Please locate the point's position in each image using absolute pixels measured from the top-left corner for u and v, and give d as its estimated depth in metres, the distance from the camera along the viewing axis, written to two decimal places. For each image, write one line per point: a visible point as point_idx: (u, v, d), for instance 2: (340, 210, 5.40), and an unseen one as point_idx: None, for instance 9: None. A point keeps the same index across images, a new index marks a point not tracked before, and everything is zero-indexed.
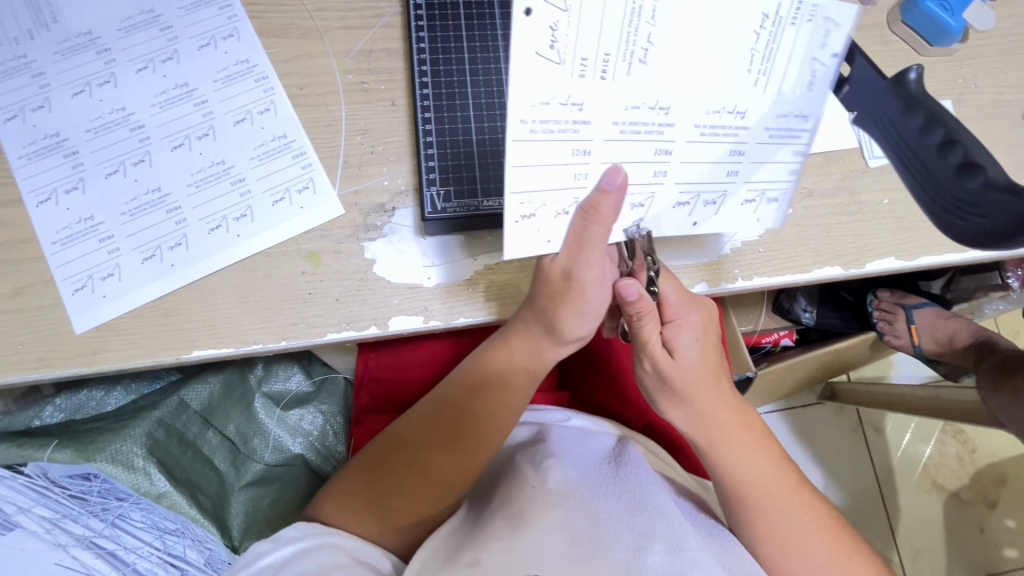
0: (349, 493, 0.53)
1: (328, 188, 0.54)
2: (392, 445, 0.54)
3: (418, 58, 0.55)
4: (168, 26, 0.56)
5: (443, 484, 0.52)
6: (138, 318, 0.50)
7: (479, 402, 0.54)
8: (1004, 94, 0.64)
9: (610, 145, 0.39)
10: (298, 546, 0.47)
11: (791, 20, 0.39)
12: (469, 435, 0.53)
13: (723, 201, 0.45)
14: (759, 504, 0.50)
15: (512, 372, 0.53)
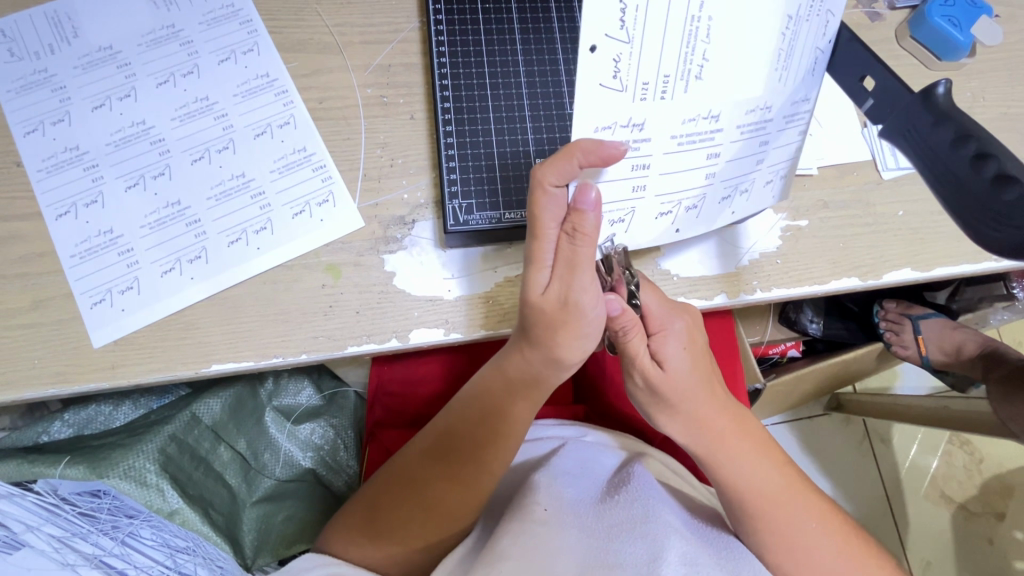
0: (362, 526, 0.52)
1: (348, 201, 0.54)
2: (396, 479, 0.52)
3: (438, 73, 0.56)
4: (189, 40, 0.57)
5: (445, 517, 0.51)
6: (157, 332, 0.49)
7: (475, 434, 0.51)
8: (1014, 107, 0.65)
9: (668, 157, 0.41)
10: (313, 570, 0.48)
11: (807, 18, 0.40)
12: (472, 465, 0.51)
13: (753, 187, 0.46)
14: (769, 515, 0.49)
15: (514, 399, 0.50)
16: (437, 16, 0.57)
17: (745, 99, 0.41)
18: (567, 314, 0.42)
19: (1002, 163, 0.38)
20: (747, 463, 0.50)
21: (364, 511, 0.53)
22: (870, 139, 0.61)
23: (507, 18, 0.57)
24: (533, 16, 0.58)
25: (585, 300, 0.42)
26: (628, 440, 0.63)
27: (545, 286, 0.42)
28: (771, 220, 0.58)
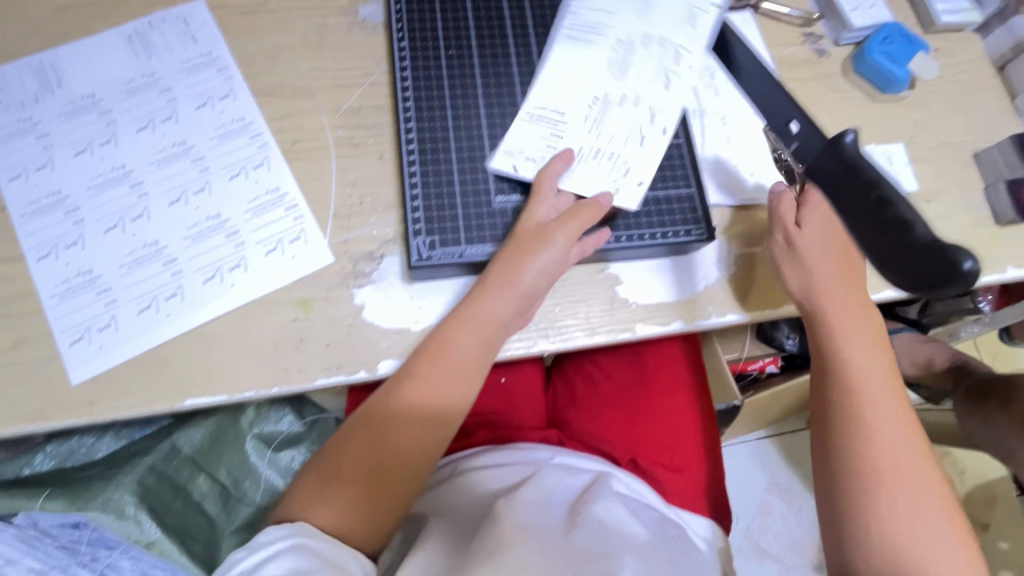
0: (321, 487, 0.52)
1: (319, 238, 0.57)
2: (354, 433, 0.53)
3: (404, 117, 0.59)
4: (168, 87, 0.60)
5: (408, 463, 0.53)
6: (135, 367, 0.52)
7: (436, 381, 0.52)
8: (952, 137, 0.69)
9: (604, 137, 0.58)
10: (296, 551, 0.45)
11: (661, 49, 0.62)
12: (434, 406, 0.53)
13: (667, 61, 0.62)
14: (888, 446, 0.52)
15: (470, 338, 0.53)
16: (403, 65, 0.61)
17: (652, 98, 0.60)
18: (525, 249, 0.53)
19: None
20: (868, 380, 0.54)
21: (321, 473, 0.53)
22: None
23: (469, 64, 0.61)
24: (494, 60, 0.61)
25: (557, 229, 0.53)
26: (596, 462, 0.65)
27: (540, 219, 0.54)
28: (725, 248, 0.61)
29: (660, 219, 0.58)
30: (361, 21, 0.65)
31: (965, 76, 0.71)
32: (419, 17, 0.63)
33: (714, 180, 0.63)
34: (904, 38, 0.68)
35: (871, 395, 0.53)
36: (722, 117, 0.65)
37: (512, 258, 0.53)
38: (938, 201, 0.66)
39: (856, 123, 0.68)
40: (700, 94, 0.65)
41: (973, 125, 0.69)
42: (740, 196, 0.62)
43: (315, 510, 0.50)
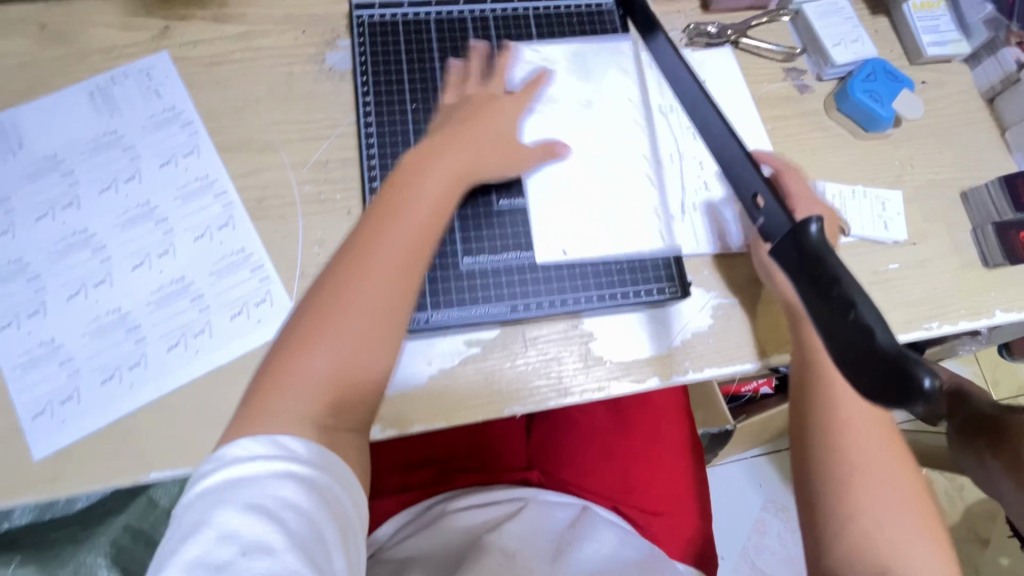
0: (279, 362, 0.45)
1: (285, 300, 0.56)
2: (291, 340, 0.45)
3: (368, 176, 0.59)
4: (131, 146, 0.59)
5: (364, 357, 0.46)
6: (98, 441, 0.51)
7: (375, 221, 0.49)
8: (940, 174, 0.67)
9: (620, 190, 0.61)
10: (231, 498, 0.37)
11: (603, 84, 0.64)
12: (371, 243, 0.48)
13: (620, 96, 0.64)
14: (863, 488, 0.53)
15: (440, 169, 0.53)
16: (368, 122, 0.61)
17: (634, 137, 0.63)
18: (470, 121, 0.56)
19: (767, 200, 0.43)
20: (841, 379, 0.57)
21: (266, 379, 0.44)
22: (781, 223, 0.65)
23: (436, 123, 0.62)
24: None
25: (514, 104, 0.59)
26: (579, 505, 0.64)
27: (495, 92, 0.60)
28: (700, 300, 0.60)
29: (632, 277, 0.58)
30: (328, 69, 0.63)
31: (953, 109, 0.69)
32: (384, 71, 0.62)
33: (692, 232, 0.61)
34: (887, 76, 0.66)
35: (842, 414, 0.55)
36: (699, 162, 0.64)
37: (482, 118, 0.57)
38: (925, 243, 0.64)
39: (840, 162, 0.66)
40: (672, 138, 0.64)
41: (961, 161, 0.67)
42: (718, 246, 0.61)
43: (262, 433, 0.41)
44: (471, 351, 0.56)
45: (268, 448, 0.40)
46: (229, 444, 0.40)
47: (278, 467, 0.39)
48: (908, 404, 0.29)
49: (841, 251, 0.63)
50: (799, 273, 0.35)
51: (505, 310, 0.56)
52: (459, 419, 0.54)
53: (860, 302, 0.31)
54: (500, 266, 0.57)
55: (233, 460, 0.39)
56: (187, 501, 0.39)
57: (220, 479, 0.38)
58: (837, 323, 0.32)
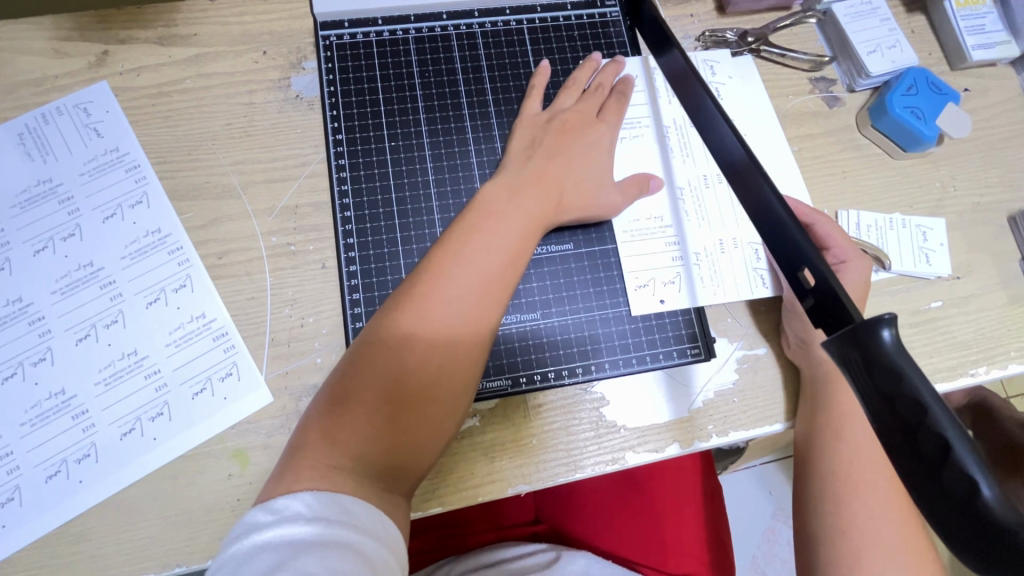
0: (338, 400, 0.39)
1: (254, 372, 0.49)
2: (352, 373, 0.39)
3: (343, 231, 0.52)
4: (69, 196, 0.51)
5: (431, 403, 0.40)
6: (44, 549, 0.44)
7: (459, 240, 0.44)
8: (986, 196, 0.60)
9: (685, 213, 0.55)
10: (295, 556, 0.31)
11: (645, 94, 0.58)
12: (453, 270, 0.42)
13: (663, 106, 0.58)
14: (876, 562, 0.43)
15: (528, 193, 0.48)
16: (340, 161, 0.54)
17: (684, 153, 0.57)
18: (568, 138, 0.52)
19: (813, 265, 0.34)
20: (853, 442, 0.47)
21: (323, 417, 0.38)
22: None
23: (419, 158, 0.54)
24: (448, 151, 0.55)
25: (601, 126, 0.54)
26: (591, 561, 0.57)
27: (569, 106, 0.55)
28: (723, 356, 0.53)
29: (649, 338, 0.52)
30: (295, 96, 0.55)
31: (999, 120, 0.62)
32: (358, 107, 0.55)
33: (716, 280, 0.54)
34: (930, 87, 0.58)
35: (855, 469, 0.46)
36: (728, 197, 0.56)
37: (573, 143, 0.52)
38: (971, 276, 0.57)
39: (875, 186, 0.59)
40: (687, 170, 0.56)
41: (1008, 180, 0.60)
42: (746, 294, 0.53)
43: (307, 483, 0.35)
44: (468, 423, 0.49)
45: (330, 509, 0.34)
46: (287, 495, 0.34)
47: (342, 526, 0.33)
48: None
49: (879, 289, 0.56)
50: (867, 394, 0.28)
51: (506, 385, 0.50)
52: (454, 504, 0.47)
53: (958, 449, 0.25)
54: (500, 332, 0.51)
55: (293, 517, 0.33)
56: (230, 556, 0.32)
57: (277, 536, 0.32)
58: (927, 475, 0.25)
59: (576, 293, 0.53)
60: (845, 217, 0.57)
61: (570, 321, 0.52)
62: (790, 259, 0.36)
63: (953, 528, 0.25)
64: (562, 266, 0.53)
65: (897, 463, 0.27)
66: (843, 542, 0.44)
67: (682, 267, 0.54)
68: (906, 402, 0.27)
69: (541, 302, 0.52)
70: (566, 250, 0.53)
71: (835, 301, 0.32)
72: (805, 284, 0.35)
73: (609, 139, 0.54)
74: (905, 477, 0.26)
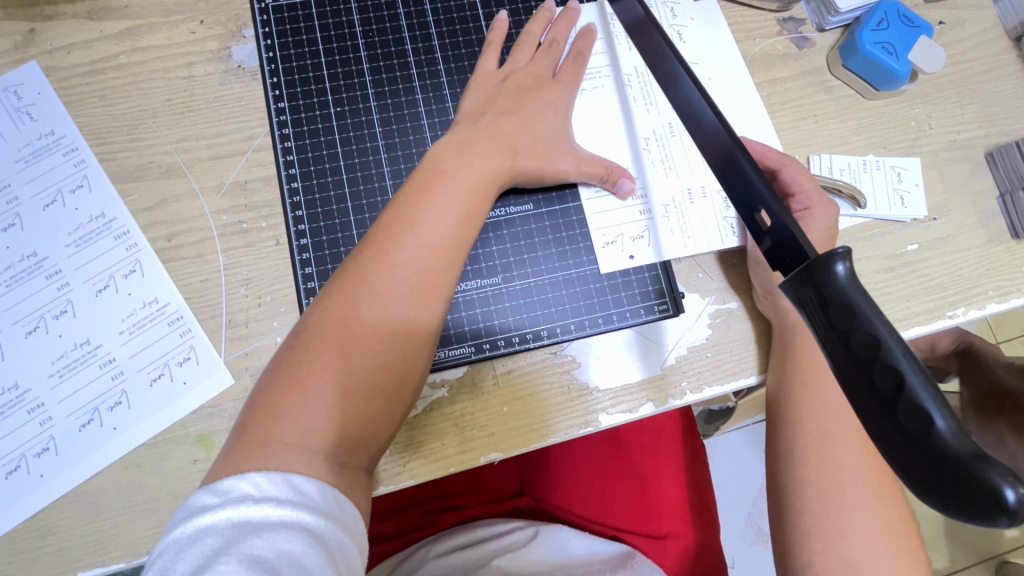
0: (288, 374, 0.38)
1: (212, 355, 0.48)
2: (301, 346, 0.39)
3: (292, 204, 0.50)
4: (5, 185, 0.49)
5: (388, 369, 0.40)
6: (11, 544, 0.44)
7: (409, 205, 0.43)
8: (963, 133, 0.58)
9: (652, 165, 0.53)
10: (239, 541, 0.30)
11: (601, 44, 0.56)
12: (403, 236, 0.42)
13: (621, 54, 0.55)
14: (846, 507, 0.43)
15: (478, 153, 0.46)
16: (284, 130, 0.51)
17: (647, 103, 0.55)
18: (522, 95, 0.50)
19: (766, 205, 0.33)
20: (819, 389, 0.46)
21: (274, 391, 0.37)
22: None
23: (367, 122, 0.52)
24: (397, 115, 0.52)
25: (556, 81, 0.52)
26: (568, 536, 0.58)
27: (523, 65, 0.52)
28: (693, 314, 0.51)
29: (615, 296, 0.51)
30: (237, 67, 0.53)
31: (976, 53, 0.59)
32: (300, 73, 0.52)
33: (684, 231, 0.52)
34: (902, 20, 0.55)
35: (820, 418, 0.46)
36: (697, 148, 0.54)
37: (526, 100, 0.50)
38: (948, 216, 0.56)
39: (847, 129, 0.57)
40: (649, 119, 0.54)
41: (986, 114, 0.58)
42: (717, 245, 0.52)
43: (259, 463, 0.34)
44: (435, 395, 0.48)
45: (280, 490, 0.33)
46: (235, 476, 0.33)
47: (292, 508, 0.32)
48: (984, 520, 0.22)
49: (854, 234, 0.54)
50: (823, 332, 0.27)
51: (469, 352, 0.49)
52: (425, 476, 0.47)
53: (911, 383, 0.24)
54: (461, 299, 0.49)
55: (238, 499, 0.32)
56: (173, 541, 0.31)
57: (222, 519, 0.31)
58: (881, 411, 0.24)
59: (538, 254, 0.51)
60: (817, 160, 0.56)
61: (533, 283, 0.51)
62: (748, 204, 0.35)
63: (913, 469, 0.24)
64: (522, 228, 0.51)
65: (854, 405, 0.26)
66: (814, 492, 0.44)
67: (648, 221, 0.52)
68: (859, 337, 0.25)
69: (502, 265, 0.51)
70: (526, 211, 0.52)
71: (788, 240, 0.30)
72: (760, 228, 0.33)
73: (567, 95, 0.52)
74: (863, 418, 0.25)
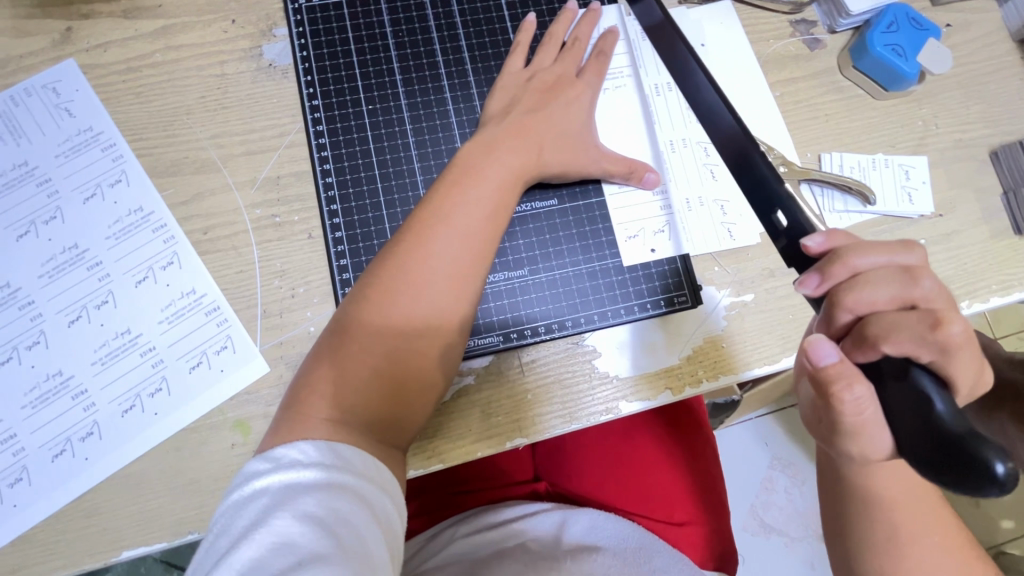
0: (332, 358, 0.41)
1: (248, 344, 0.49)
2: (341, 332, 0.42)
3: (325, 198, 0.52)
4: (46, 179, 0.51)
5: (420, 356, 0.42)
6: (58, 524, 0.45)
7: (442, 197, 0.46)
8: (968, 132, 0.60)
9: (675, 164, 0.55)
10: (291, 499, 0.33)
11: (624, 48, 0.57)
12: (436, 226, 0.44)
13: (642, 56, 0.57)
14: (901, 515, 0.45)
15: (508, 150, 0.48)
16: (318, 127, 0.53)
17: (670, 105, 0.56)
18: (550, 96, 0.52)
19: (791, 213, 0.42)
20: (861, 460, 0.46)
21: (317, 371, 0.41)
22: None
23: (397, 119, 0.54)
24: (426, 112, 0.54)
25: (581, 81, 0.54)
26: (594, 517, 0.59)
27: (547, 66, 0.54)
28: (710, 306, 0.53)
29: (635, 288, 0.53)
30: (268, 65, 0.54)
31: (981, 55, 0.61)
32: (333, 71, 0.54)
33: (704, 228, 0.54)
34: (911, 23, 0.58)
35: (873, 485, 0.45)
36: (705, 147, 0.56)
37: (553, 100, 0.52)
38: (953, 213, 0.58)
39: (857, 128, 0.59)
40: (670, 119, 0.56)
41: (991, 115, 0.60)
42: (728, 243, 0.54)
43: (304, 436, 0.37)
44: (463, 382, 0.50)
45: (327, 456, 0.36)
46: (285, 444, 0.36)
47: (336, 472, 0.35)
48: (985, 457, 0.28)
49: (863, 230, 0.56)
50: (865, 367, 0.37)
51: (497, 341, 0.51)
52: (454, 459, 0.49)
53: (920, 376, 0.34)
54: (488, 291, 0.52)
55: (290, 464, 0.35)
56: (232, 502, 0.34)
57: (276, 482, 0.34)
58: (884, 384, 0.35)
59: (562, 248, 0.53)
60: (829, 158, 0.58)
61: (557, 276, 0.53)
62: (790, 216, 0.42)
63: (924, 438, 0.31)
64: (546, 222, 0.53)
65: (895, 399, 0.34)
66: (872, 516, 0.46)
67: (668, 217, 0.54)
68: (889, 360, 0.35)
69: (528, 258, 0.52)
70: (551, 206, 0.53)
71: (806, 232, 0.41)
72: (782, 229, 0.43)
73: (591, 94, 0.54)
74: (904, 397, 0.34)
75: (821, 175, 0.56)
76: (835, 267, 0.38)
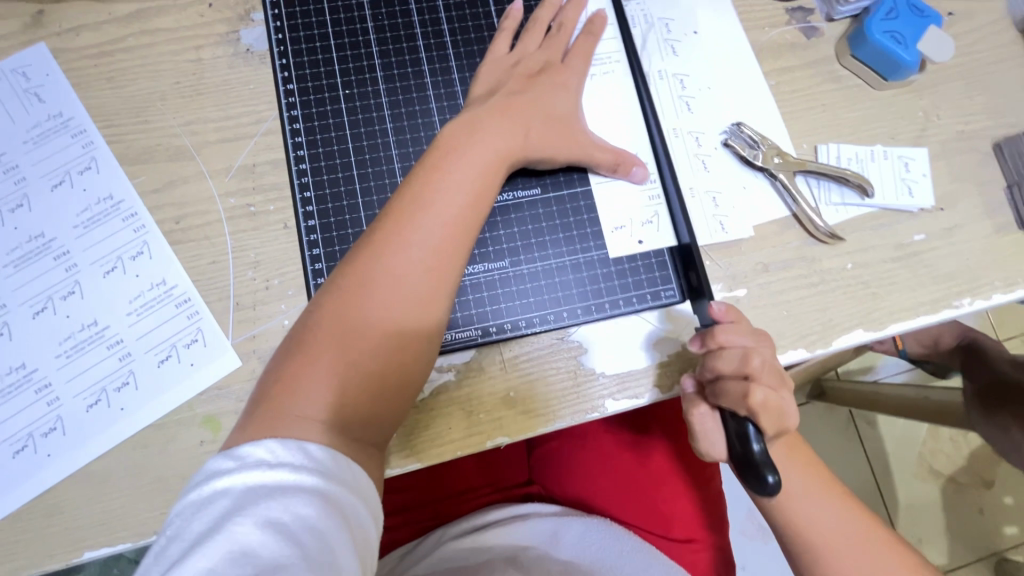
0: (304, 352, 0.39)
1: (219, 337, 0.47)
2: (314, 324, 0.40)
3: (300, 185, 0.50)
4: (14, 166, 0.49)
5: (399, 351, 0.41)
6: (18, 523, 0.44)
7: (423, 183, 0.44)
8: (971, 123, 0.58)
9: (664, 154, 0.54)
10: (253, 505, 0.31)
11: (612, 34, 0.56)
12: (416, 214, 0.42)
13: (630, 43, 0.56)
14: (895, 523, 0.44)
15: (492, 136, 0.47)
16: (292, 112, 0.51)
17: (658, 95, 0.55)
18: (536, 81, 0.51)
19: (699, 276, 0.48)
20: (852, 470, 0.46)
21: (290, 366, 0.39)
22: (782, 192, 0.54)
23: (375, 105, 0.52)
24: (406, 98, 0.52)
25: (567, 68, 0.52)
26: (588, 529, 0.56)
27: (533, 51, 0.52)
28: None
29: (621, 281, 0.51)
30: (245, 50, 0.53)
31: (984, 44, 0.59)
32: (309, 55, 0.53)
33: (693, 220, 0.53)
34: (911, 10, 0.56)
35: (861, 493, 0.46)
36: (695, 137, 0.55)
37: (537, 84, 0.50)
38: (954, 207, 0.56)
39: (855, 118, 0.57)
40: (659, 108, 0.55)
41: (994, 106, 0.58)
42: (718, 236, 0.52)
43: (271, 433, 0.35)
44: (443, 378, 0.48)
45: (295, 456, 0.34)
46: (251, 442, 0.34)
47: (305, 476, 0.33)
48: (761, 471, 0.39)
49: (860, 224, 0.54)
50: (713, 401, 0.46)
51: (475, 335, 0.49)
52: (433, 459, 0.47)
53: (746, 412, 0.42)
54: (468, 282, 0.50)
55: (255, 464, 0.33)
56: (190, 503, 0.32)
57: (239, 483, 0.32)
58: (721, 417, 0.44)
59: (545, 239, 0.51)
60: (825, 149, 0.56)
61: (540, 267, 0.51)
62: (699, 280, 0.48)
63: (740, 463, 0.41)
64: (530, 212, 0.51)
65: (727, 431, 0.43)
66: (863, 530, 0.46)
67: (657, 207, 0.52)
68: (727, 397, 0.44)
69: (509, 249, 0.51)
70: (534, 195, 0.52)
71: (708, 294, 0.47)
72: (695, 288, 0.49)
73: (577, 80, 0.52)
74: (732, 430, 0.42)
75: (817, 166, 0.54)
76: (707, 340, 0.44)
